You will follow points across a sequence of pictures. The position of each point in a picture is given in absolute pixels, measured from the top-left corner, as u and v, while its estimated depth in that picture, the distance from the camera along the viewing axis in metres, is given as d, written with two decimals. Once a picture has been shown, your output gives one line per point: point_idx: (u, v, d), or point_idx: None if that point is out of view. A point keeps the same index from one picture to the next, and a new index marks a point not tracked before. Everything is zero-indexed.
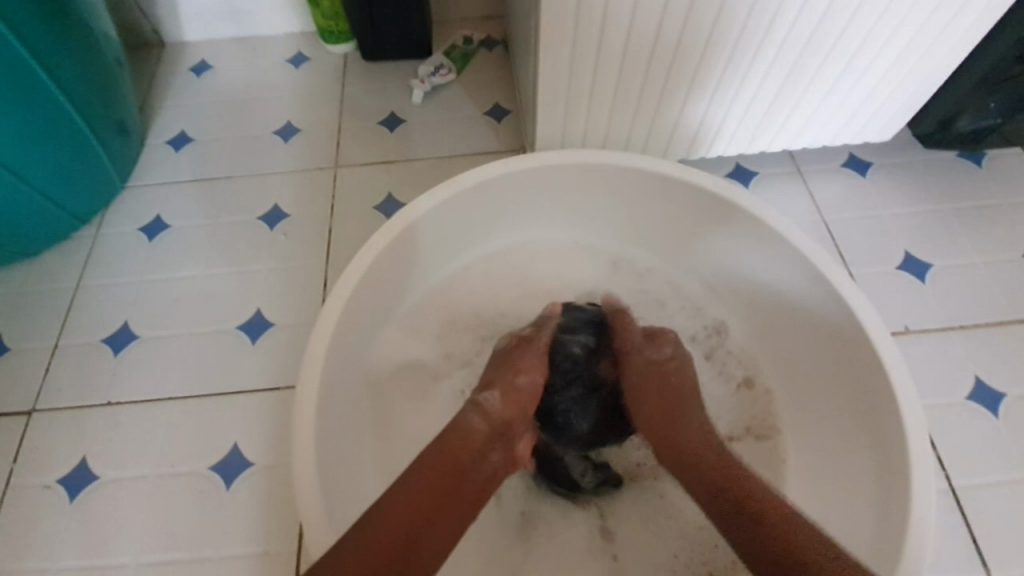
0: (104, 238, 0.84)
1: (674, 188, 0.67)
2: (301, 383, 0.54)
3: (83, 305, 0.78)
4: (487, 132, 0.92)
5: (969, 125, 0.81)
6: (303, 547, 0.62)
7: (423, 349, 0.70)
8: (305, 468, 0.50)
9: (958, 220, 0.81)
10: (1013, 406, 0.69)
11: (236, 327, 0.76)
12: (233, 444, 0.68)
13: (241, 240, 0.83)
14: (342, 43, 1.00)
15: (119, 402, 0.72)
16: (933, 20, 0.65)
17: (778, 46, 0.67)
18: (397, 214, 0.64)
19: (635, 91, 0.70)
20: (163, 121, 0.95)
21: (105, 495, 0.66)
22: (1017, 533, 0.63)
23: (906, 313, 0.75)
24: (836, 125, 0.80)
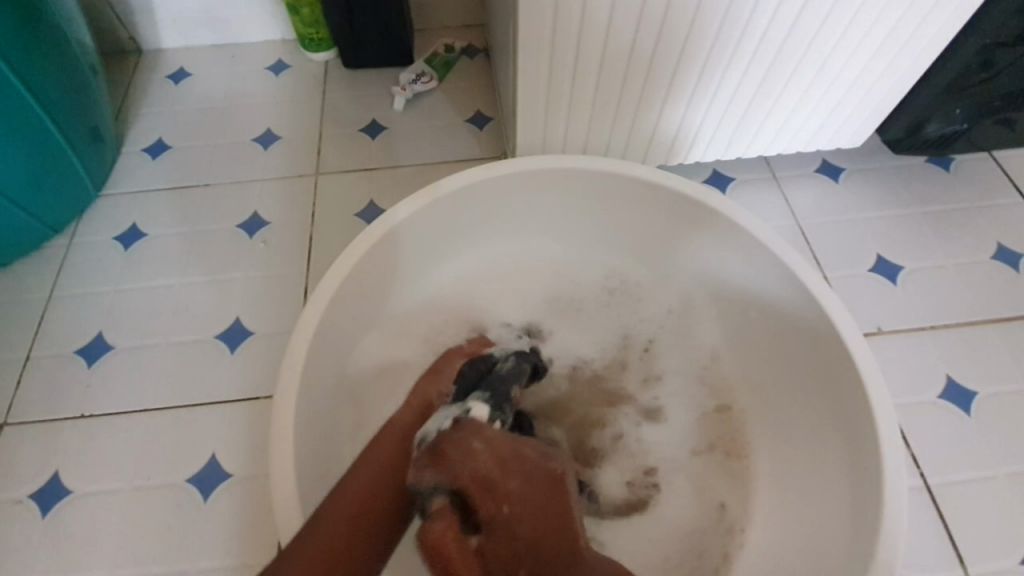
0: (78, 246, 0.82)
1: (652, 193, 0.68)
2: (280, 390, 0.53)
3: (56, 315, 0.77)
4: (468, 139, 0.92)
5: (937, 129, 0.83)
6: (283, 559, 0.61)
7: (404, 355, 0.70)
8: (284, 477, 0.50)
9: (927, 224, 0.84)
10: (983, 404, 0.71)
11: (214, 336, 0.75)
12: (211, 456, 0.67)
13: (220, 248, 0.82)
14: (323, 51, 1.00)
15: (93, 414, 0.70)
16: (896, 30, 0.68)
17: (750, 55, 0.68)
18: (375, 222, 0.64)
19: (613, 99, 0.71)
20: (140, 129, 0.94)
21: (78, 509, 0.65)
22: (990, 528, 0.65)
23: (880, 314, 0.77)
24: (807, 132, 0.82)
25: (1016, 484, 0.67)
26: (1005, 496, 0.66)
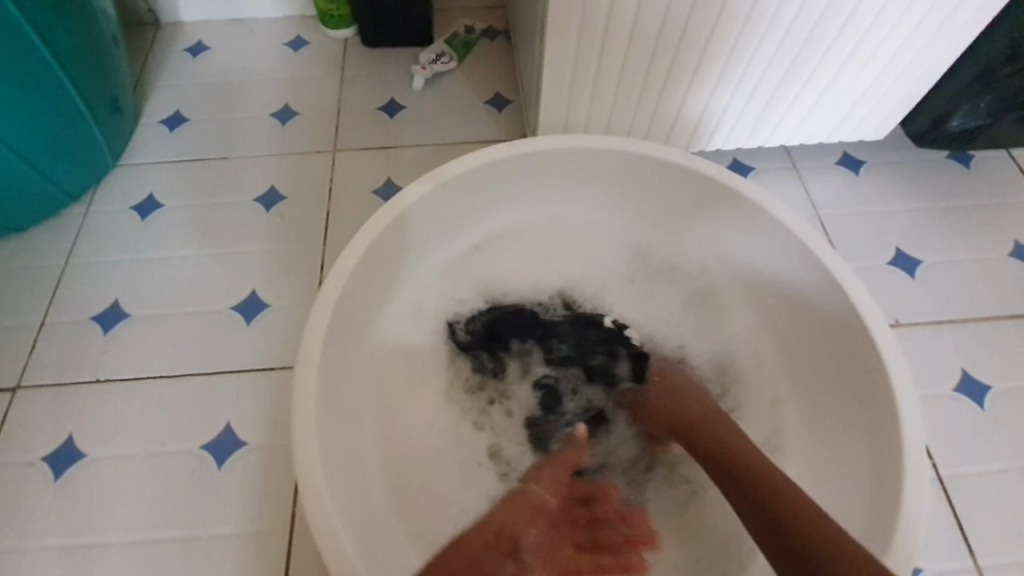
0: (95, 215, 0.82)
1: (675, 176, 0.68)
2: (302, 358, 0.53)
3: (73, 282, 0.77)
4: (487, 120, 0.92)
5: (960, 124, 0.82)
6: (297, 528, 0.61)
7: (422, 331, 0.70)
8: (305, 444, 0.50)
9: (947, 218, 0.83)
10: (998, 398, 0.71)
11: (230, 307, 0.75)
12: (226, 424, 0.67)
13: (237, 221, 0.82)
14: (342, 28, 0.99)
15: (108, 380, 0.70)
16: (927, 21, 0.67)
17: (779, 40, 0.68)
18: (385, 205, 0.63)
19: (638, 81, 0.71)
20: (158, 101, 0.94)
21: (93, 473, 0.65)
22: (1002, 521, 0.65)
23: (897, 307, 0.77)
24: (830, 122, 0.81)
25: None
26: (1018, 490, 0.66)
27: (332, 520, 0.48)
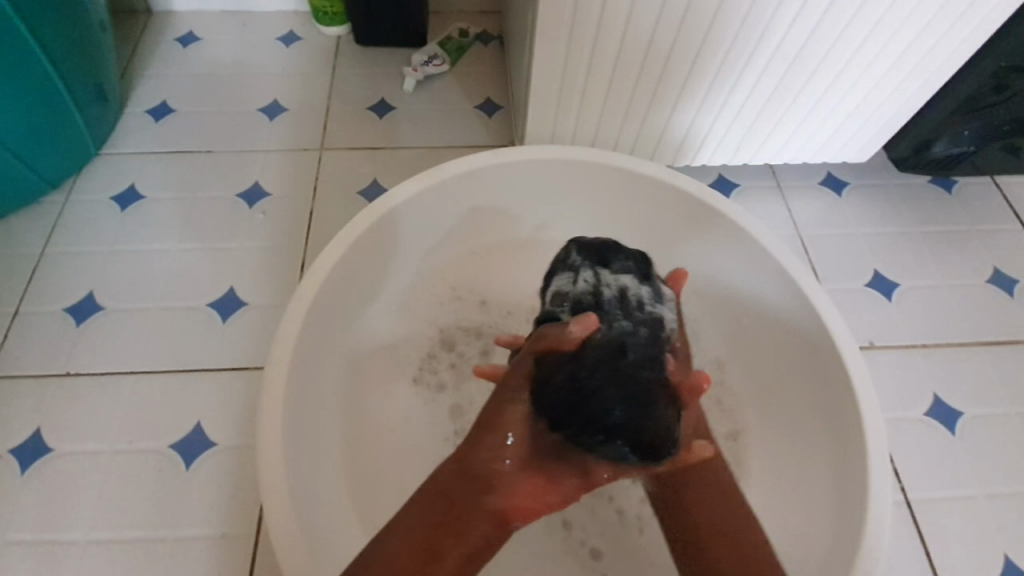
0: (74, 204, 0.81)
1: (658, 191, 0.68)
2: (272, 361, 0.53)
3: (47, 272, 0.76)
4: (477, 125, 0.92)
5: (943, 150, 0.84)
6: (263, 530, 0.61)
7: (399, 334, 0.69)
8: (272, 449, 0.50)
9: (925, 243, 0.84)
10: (969, 424, 0.72)
11: (207, 304, 0.74)
12: (196, 423, 0.66)
13: (218, 216, 0.81)
14: (335, 25, 0.99)
15: (78, 374, 0.69)
16: (913, 46, 0.67)
17: (766, 60, 0.68)
18: (371, 204, 0.64)
19: (626, 95, 0.71)
20: (144, 90, 0.93)
21: (58, 468, 0.64)
22: (966, 546, 0.65)
23: (873, 329, 0.77)
24: (816, 143, 0.82)
25: (994, 505, 0.68)
26: (982, 515, 0.67)
27: (296, 528, 0.48)
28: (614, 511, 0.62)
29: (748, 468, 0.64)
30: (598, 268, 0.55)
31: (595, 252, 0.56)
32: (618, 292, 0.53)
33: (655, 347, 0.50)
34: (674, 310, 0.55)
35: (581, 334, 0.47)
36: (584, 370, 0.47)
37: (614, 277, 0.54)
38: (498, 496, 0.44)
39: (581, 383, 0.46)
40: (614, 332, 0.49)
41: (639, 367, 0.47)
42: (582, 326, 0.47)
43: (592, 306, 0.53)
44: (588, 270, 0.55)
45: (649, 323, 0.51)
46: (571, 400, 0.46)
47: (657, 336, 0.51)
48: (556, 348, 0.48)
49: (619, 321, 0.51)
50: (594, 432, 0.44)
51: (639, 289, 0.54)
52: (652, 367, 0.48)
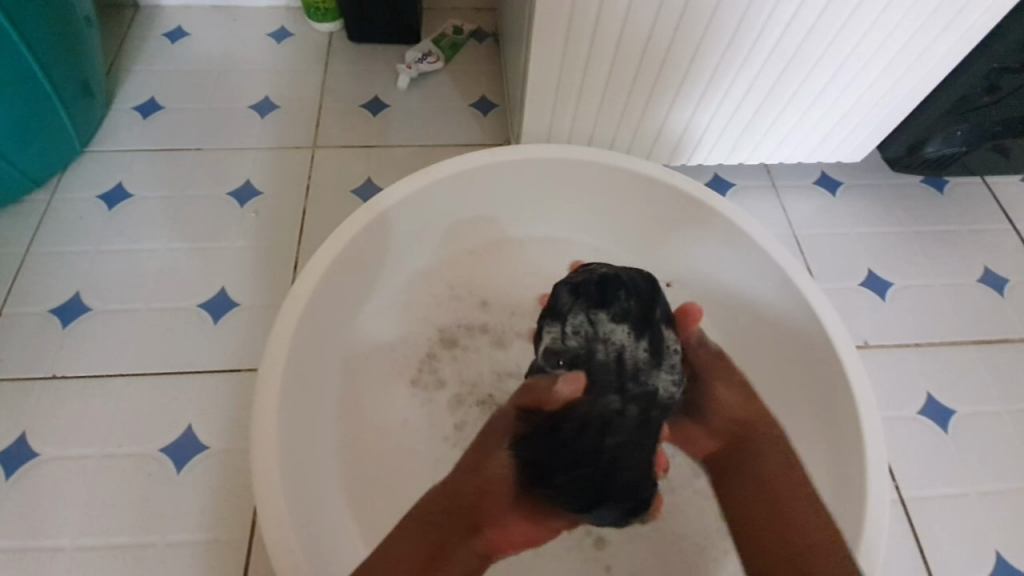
0: (59, 203, 0.79)
1: (654, 191, 0.68)
2: (265, 364, 0.52)
3: (32, 273, 0.74)
4: (471, 123, 0.91)
5: (936, 150, 0.84)
6: (257, 536, 0.60)
7: (394, 335, 0.68)
8: (265, 453, 0.49)
9: (917, 242, 0.85)
10: (961, 422, 0.73)
11: (198, 304, 0.73)
12: (187, 426, 0.65)
13: (209, 215, 0.80)
14: (328, 22, 0.97)
15: (64, 377, 0.67)
16: (908, 47, 0.68)
17: (763, 60, 0.68)
18: (367, 203, 0.63)
19: (622, 94, 0.71)
20: (131, 86, 0.91)
21: (43, 474, 0.63)
22: (959, 543, 0.66)
23: (867, 329, 0.78)
24: (811, 143, 0.82)
25: (986, 502, 0.69)
26: (975, 513, 0.68)
27: (290, 533, 0.47)
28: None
29: None
30: (592, 313, 0.53)
31: (591, 296, 0.54)
32: (612, 352, 0.52)
33: (640, 428, 0.51)
34: (673, 376, 0.54)
35: (570, 394, 0.50)
36: (562, 436, 0.50)
37: (610, 328, 0.53)
38: (491, 529, 0.49)
39: (563, 446, 0.49)
40: (599, 406, 0.50)
41: (616, 450, 0.49)
42: (573, 386, 0.50)
43: (583, 360, 0.53)
44: (579, 315, 0.54)
45: (639, 392, 0.51)
46: (555, 463, 0.49)
47: (647, 412, 0.51)
48: (542, 404, 0.51)
49: (610, 393, 0.51)
50: (574, 497, 0.49)
51: (635, 347, 0.52)
52: (632, 446, 0.50)
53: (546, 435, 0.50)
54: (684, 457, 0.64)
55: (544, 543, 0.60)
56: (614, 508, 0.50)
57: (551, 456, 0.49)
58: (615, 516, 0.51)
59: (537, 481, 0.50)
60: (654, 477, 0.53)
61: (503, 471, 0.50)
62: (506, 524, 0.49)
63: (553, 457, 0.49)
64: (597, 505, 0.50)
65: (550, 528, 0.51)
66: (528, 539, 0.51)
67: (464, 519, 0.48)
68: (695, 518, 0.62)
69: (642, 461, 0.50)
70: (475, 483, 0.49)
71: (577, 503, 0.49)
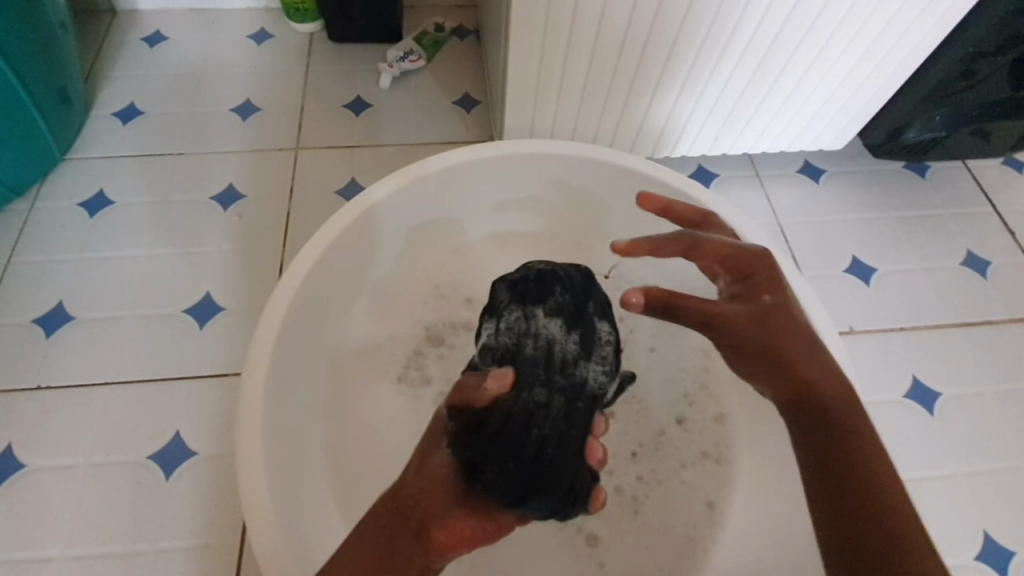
0: (40, 211, 0.79)
1: (637, 183, 0.68)
2: (249, 366, 0.52)
3: (14, 282, 0.73)
4: (455, 121, 0.91)
5: (916, 135, 0.85)
6: (247, 540, 0.60)
7: (381, 334, 0.68)
8: (251, 456, 0.49)
9: (900, 227, 0.86)
10: (946, 404, 0.73)
11: (183, 310, 0.72)
12: (175, 432, 0.65)
13: (192, 219, 0.79)
14: (308, 22, 0.97)
15: (50, 387, 0.67)
16: (885, 33, 0.68)
17: (742, 49, 0.68)
18: (353, 199, 0.63)
19: (604, 86, 0.70)
20: (110, 92, 0.90)
21: (31, 485, 0.62)
22: (947, 525, 0.67)
23: (852, 315, 0.78)
24: (793, 131, 0.82)
25: (973, 482, 0.69)
26: (962, 494, 0.69)
27: (277, 535, 0.47)
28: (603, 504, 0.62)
29: (736, 457, 0.64)
30: (530, 309, 0.54)
31: (531, 292, 0.55)
32: (542, 346, 0.52)
33: (565, 419, 0.49)
34: (604, 368, 0.54)
35: (496, 391, 0.46)
36: (488, 432, 0.46)
37: (544, 322, 0.53)
38: (439, 527, 0.44)
39: (491, 444, 0.46)
40: (524, 399, 0.48)
41: (543, 441, 0.47)
42: (500, 383, 0.46)
43: (513, 354, 0.52)
44: (516, 311, 0.54)
45: (566, 383, 0.51)
46: (490, 462, 0.45)
47: (574, 403, 0.50)
48: (471, 403, 0.47)
49: (537, 385, 0.50)
50: (507, 489, 0.46)
51: (566, 339, 0.53)
52: (559, 440, 0.48)
53: (473, 433, 0.46)
54: (673, 447, 0.65)
55: (535, 536, 0.60)
56: (555, 498, 0.48)
57: (486, 457, 0.45)
58: (559, 505, 0.48)
59: (473, 481, 0.45)
60: (597, 465, 0.51)
61: (445, 470, 0.46)
62: (453, 522, 0.44)
63: (485, 456, 0.45)
64: (538, 499, 0.47)
65: (495, 527, 0.47)
66: (473, 540, 0.46)
67: (420, 505, 0.44)
68: (685, 508, 0.62)
69: (572, 452, 0.49)
70: (417, 483, 0.45)
71: (512, 499, 0.46)
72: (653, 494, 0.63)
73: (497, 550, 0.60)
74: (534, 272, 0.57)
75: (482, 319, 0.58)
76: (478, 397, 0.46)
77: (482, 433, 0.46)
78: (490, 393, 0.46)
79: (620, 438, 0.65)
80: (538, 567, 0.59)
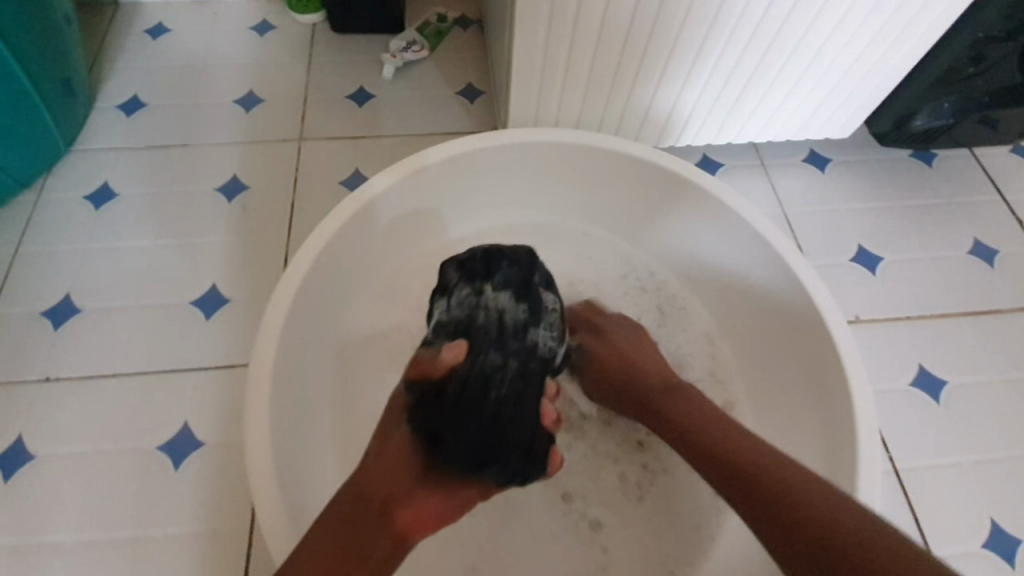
0: (47, 204, 0.79)
1: (641, 172, 0.68)
2: (256, 355, 0.52)
3: (21, 275, 0.73)
4: (458, 111, 0.90)
5: (924, 123, 0.84)
6: (255, 527, 0.60)
7: (386, 324, 0.68)
8: (257, 443, 0.49)
9: (907, 216, 0.85)
10: (953, 393, 0.73)
11: (189, 301, 0.72)
12: (182, 422, 0.65)
13: (197, 210, 0.79)
14: (310, 13, 0.96)
15: (58, 377, 0.68)
16: (893, 19, 0.67)
17: (748, 36, 0.67)
18: (351, 193, 0.62)
19: (609, 73, 0.70)
20: (114, 85, 0.90)
21: (41, 474, 0.63)
22: (953, 514, 0.67)
23: (857, 304, 0.78)
24: (799, 119, 0.82)
25: (980, 471, 0.69)
26: (969, 482, 0.68)
27: (285, 523, 0.48)
28: (611, 492, 0.62)
29: None
30: (479, 285, 0.54)
31: (477, 269, 0.55)
32: (493, 316, 0.51)
33: (520, 380, 0.49)
34: (552, 333, 0.55)
35: (452, 361, 0.47)
36: (445, 401, 0.47)
37: (494, 295, 0.53)
38: (402, 510, 0.44)
39: (448, 410, 0.46)
40: (479, 364, 0.48)
41: (501, 403, 0.48)
42: (455, 353, 0.48)
43: (466, 326, 0.51)
44: (465, 289, 0.54)
45: (519, 346, 0.51)
46: (445, 433, 0.46)
47: (528, 365, 0.51)
48: (427, 375, 0.48)
49: (491, 350, 0.49)
50: (464, 458, 0.46)
51: (516, 309, 0.52)
52: (515, 399, 0.48)
53: (431, 403, 0.47)
54: None
55: (540, 523, 0.61)
56: (515, 461, 0.48)
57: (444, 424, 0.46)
58: (519, 468, 0.49)
59: (432, 454, 0.46)
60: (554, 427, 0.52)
61: (404, 448, 0.46)
62: (415, 502, 0.45)
63: (441, 427, 0.46)
64: (498, 465, 0.47)
65: (456, 502, 0.47)
66: (438, 517, 0.47)
67: (393, 496, 0.44)
68: (690, 497, 0.62)
69: (529, 411, 0.49)
70: (378, 466, 0.45)
71: (469, 465, 0.46)
72: (660, 483, 0.63)
73: (503, 537, 0.60)
74: (484, 250, 0.56)
75: (433, 301, 0.58)
76: (434, 368, 0.47)
77: (438, 402, 0.47)
78: (443, 362, 0.47)
79: (627, 427, 0.65)
80: (544, 554, 0.60)
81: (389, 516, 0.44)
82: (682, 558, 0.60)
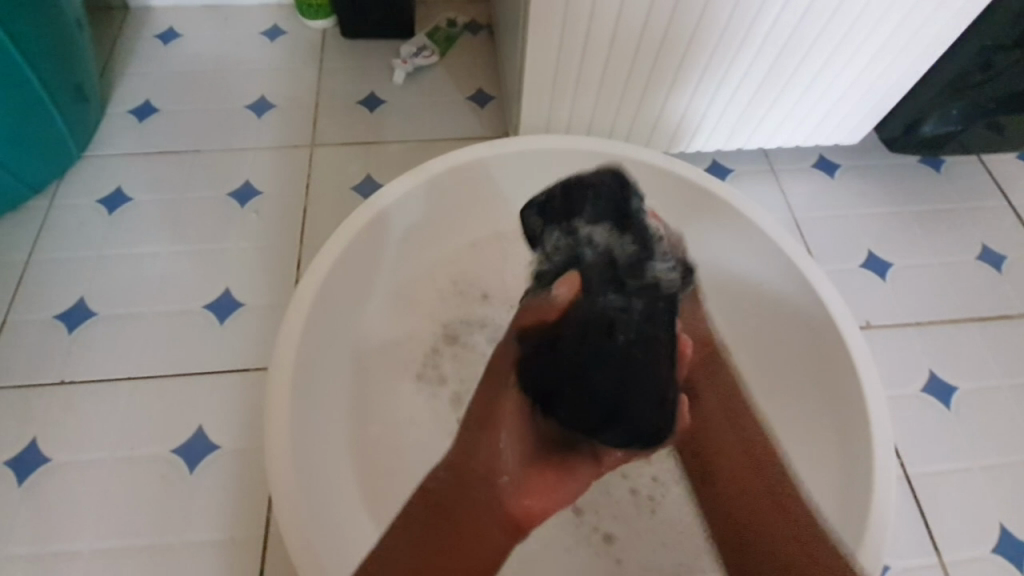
0: (59, 208, 0.79)
1: (654, 178, 0.68)
2: (276, 361, 0.53)
3: (35, 279, 0.74)
4: (469, 117, 0.91)
5: (933, 129, 0.84)
6: (272, 533, 0.60)
7: (400, 330, 0.68)
8: (279, 449, 0.49)
9: (915, 222, 0.86)
10: (962, 399, 0.73)
11: (203, 306, 0.73)
12: (198, 427, 0.65)
13: (210, 215, 0.80)
14: (320, 18, 0.97)
15: (73, 381, 0.68)
16: (902, 28, 0.68)
17: (759, 44, 0.68)
18: (364, 202, 0.63)
19: (622, 80, 0.70)
20: (125, 90, 0.90)
21: (57, 479, 0.63)
22: (964, 519, 0.67)
23: (868, 309, 0.78)
24: (809, 125, 0.82)
25: (991, 476, 0.70)
26: (980, 488, 0.69)
27: (307, 529, 0.48)
28: (626, 497, 0.62)
29: None
30: (570, 227, 0.49)
31: (558, 212, 0.50)
32: (600, 252, 0.47)
33: (648, 322, 0.42)
34: (671, 265, 0.47)
35: (566, 297, 0.45)
36: (562, 351, 0.42)
37: (589, 231, 0.48)
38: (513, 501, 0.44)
39: (568, 356, 0.41)
40: (600, 305, 0.43)
41: (630, 349, 0.41)
42: (568, 287, 0.45)
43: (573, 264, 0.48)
44: (556, 234, 0.50)
45: (637, 285, 0.44)
46: (556, 392, 0.42)
47: (653, 308, 0.43)
48: (543, 320, 0.45)
49: (608, 291, 0.44)
50: (577, 421, 0.42)
51: (623, 244, 0.47)
52: (646, 344, 0.41)
53: (546, 353, 0.43)
54: None
55: (555, 528, 0.61)
56: (640, 432, 0.41)
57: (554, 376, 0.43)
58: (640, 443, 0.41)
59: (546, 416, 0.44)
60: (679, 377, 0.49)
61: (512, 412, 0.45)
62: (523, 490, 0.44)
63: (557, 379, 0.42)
64: (620, 434, 0.41)
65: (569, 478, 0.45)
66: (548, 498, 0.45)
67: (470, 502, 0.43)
68: None
69: (663, 357, 0.42)
70: (496, 455, 0.44)
71: (593, 424, 0.41)
72: (674, 489, 0.63)
73: (519, 543, 0.60)
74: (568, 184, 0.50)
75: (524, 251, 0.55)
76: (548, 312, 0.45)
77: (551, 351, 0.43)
78: (560, 300, 0.45)
79: None
80: (560, 559, 0.60)
81: (475, 516, 0.42)
82: (696, 564, 0.60)
